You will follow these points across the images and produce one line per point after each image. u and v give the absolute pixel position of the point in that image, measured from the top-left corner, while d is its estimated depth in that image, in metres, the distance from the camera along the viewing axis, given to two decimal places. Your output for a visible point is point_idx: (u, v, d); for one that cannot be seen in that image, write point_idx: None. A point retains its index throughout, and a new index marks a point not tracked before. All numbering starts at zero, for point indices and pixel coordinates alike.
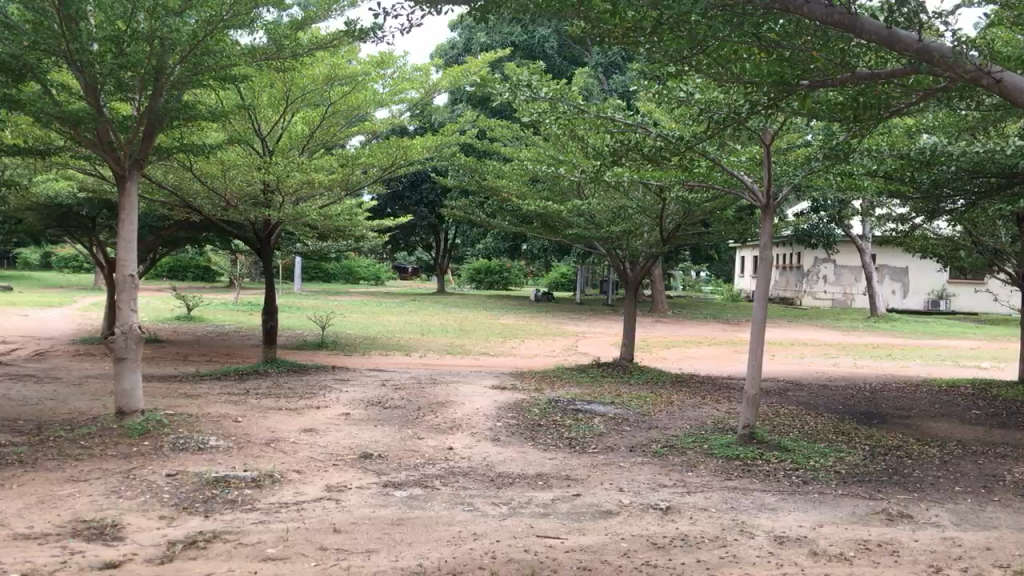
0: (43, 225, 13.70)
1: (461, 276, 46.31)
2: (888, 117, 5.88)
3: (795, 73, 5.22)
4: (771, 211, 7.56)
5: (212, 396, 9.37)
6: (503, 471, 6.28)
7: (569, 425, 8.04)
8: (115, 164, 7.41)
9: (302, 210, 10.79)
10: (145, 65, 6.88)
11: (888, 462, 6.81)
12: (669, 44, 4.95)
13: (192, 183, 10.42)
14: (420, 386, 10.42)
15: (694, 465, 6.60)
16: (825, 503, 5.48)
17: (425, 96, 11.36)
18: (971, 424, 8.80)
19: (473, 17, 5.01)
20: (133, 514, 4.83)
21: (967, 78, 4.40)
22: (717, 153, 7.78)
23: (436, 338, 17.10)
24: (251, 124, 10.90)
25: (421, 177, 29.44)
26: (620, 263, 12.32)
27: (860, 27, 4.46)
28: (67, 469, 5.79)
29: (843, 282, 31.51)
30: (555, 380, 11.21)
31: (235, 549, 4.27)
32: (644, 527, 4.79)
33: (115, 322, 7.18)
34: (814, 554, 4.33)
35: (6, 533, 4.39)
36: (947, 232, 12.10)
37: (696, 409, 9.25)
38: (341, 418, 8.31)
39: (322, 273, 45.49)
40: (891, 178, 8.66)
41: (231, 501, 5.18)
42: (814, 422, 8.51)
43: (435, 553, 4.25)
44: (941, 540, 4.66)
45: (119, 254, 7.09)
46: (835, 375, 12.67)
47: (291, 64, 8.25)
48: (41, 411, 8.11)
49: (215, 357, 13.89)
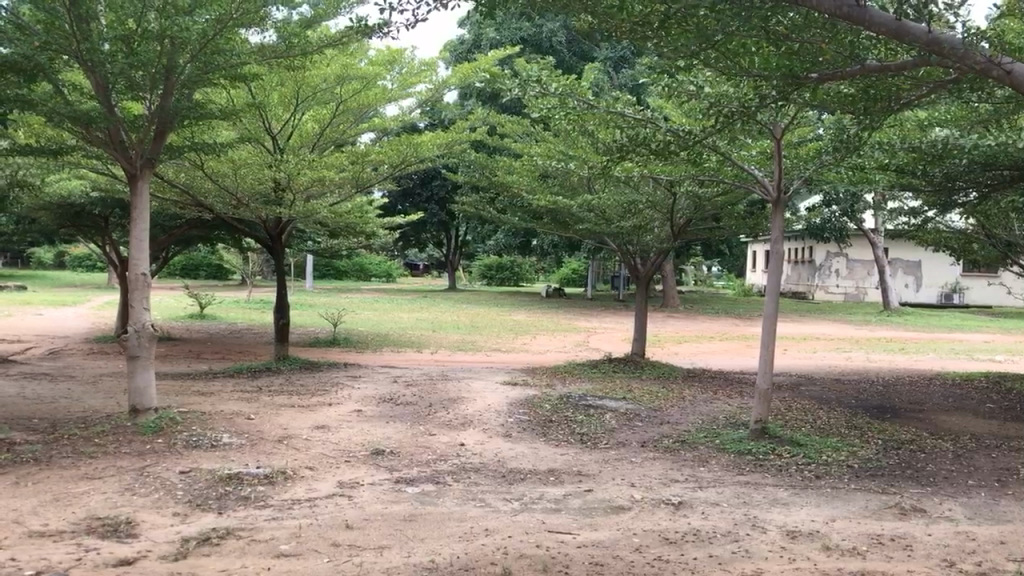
0: (57, 225, 13.84)
1: (473, 274, 45.61)
2: (900, 110, 5.74)
3: (804, 65, 5.19)
4: (782, 205, 7.54)
5: (225, 394, 9.43)
6: (514, 468, 6.29)
7: (581, 421, 8.04)
8: (127, 163, 7.46)
9: (313, 207, 10.79)
10: (156, 64, 6.98)
11: (901, 457, 6.76)
12: (677, 35, 4.94)
13: (203, 182, 10.45)
14: (432, 382, 10.44)
15: (706, 461, 6.58)
16: (838, 497, 5.46)
17: (435, 91, 11.28)
18: (986, 417, 8.72)
19: (479, 11, 4.98)
20: (147, 511, 4.87)
21: (977, 71, 4.34)
22: (729, 147, 7.76)
23: (448, 335, 17.16)
24: (262, 122, 10.93)
25: (430, 174, 29.57)
26: (631, 260, 12.22)
27: (869, 19, 4.31)
28: (81, 466, 5.87)
29: (855, 276, 31.56)
30: (566, 376, 11.23)
31: (248, 546, 4.29)
32: (655, 522, 4.79)
33: (128, 321, 7.24)
34: (827, 549, 4.32)
35: (22, 531, 4.44)
36: (961, 225, 11.83)
37: (708, 404, 9.23)
38: (354, 415, 8.35)
39: (333, 269, 45.71)
40: (904, 170, 8.55)
41: (244, 498, 5.20)
42: (826, 417, 8.45)
43: (447, 549, 4.27)
44: (956, 534, 4.63)
45: (131, 253, 7.16)
46: (847, 369, 12.64)
47: (301, 62, 8.21)
48: (57, 408, 8.22)
49: (229, 355, 13.93)
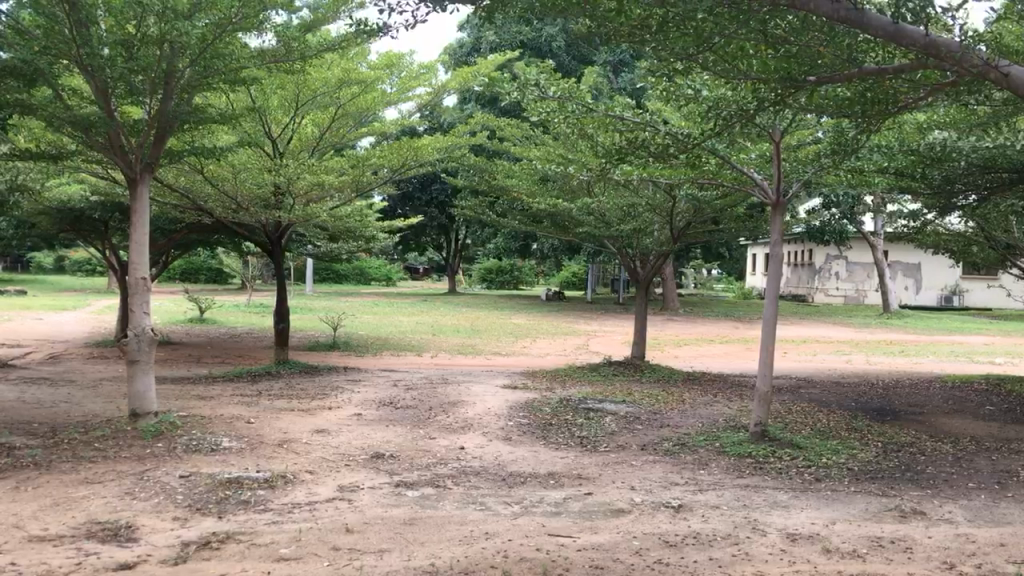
0: (57, 230, 13.82)
1: (473, 277, 45.70)
2: (896, 113, 5.78)
3: (802, 68, 5.20)
4: (782, 208, 7.58)
5: (225, 398, 9.43)
6: (514, 471, 6.28)
7: (581, 425, 8.04)
8: (127, 168, 7.50)
9: (313, 210, 10.79)
10: (155, 68, 7.03)
11: (901, 459, 6.76)
12: (675, 40, 4.99)
13: (203, 186, 10.43)
14: (432, 386, 10.43)
15: (706, 463, 6.58)
16: (839, 500, 5.46)
17: (434, 95, 11.26)
18: (986, 420, 8.73)
19: (478, 15, 4.99)
20: (148, 515, 4.88)
21: (974, 74, 4.38)
22: (727, 150, 7.79)
23: (448, 338, 17.17)
24: (261, 126, 10.93)
25: (430, 177, 29.59)
26: (631, 263, 12.26)
27: (868, 21, 4.33)
28: (82, 470, 5.87)
29: (855, 278, 31.53)
30: (566, 379, 11.23)
31: (249, 549, 4.30)
32: (655, 525, 4.79)
33: (127, 325, 7.24)
34: (827, 551, 4.32)
35: (22, 535, 4.44)
36: (959, 227, 11.81)
37: (708, 407, 9.23)
38: (353, 419, 8.34)
39: (333, 273, 45.75)
40: (903, 174, 8.59)
41: (245, 502, 5.21)
42: (825, 419, 8.46)
43: (447, 552, 4.26)
44: (956, 537, 4.63)
45: (130, 257, 7.16)
46: (847, 372, 12.65)
47: (301, 67, 8.24)
48: (57, 414, 8.19)
49: (229, 359, 13.95)
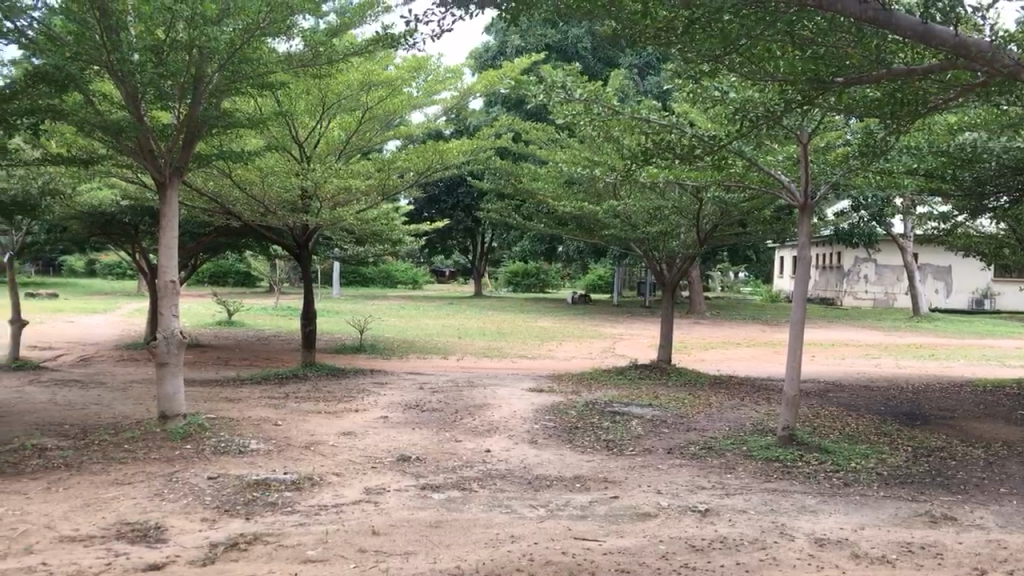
0: (87, 234, 14.01)
1: (501, 280, 45.86)
2: (925, 113, 5.72)
3: (829, 69, 5.15)
4: (810, 210, 7.54)
5: (253, 400, 9.49)
6: (541, 474, 6.28)
7: (608, 428, 8.03)
8: (156, 172, 7.56)
9: (340, 214, 10.81)
10: (184, 73, 7.09)
11: (931, 464, 6.68)
12: (701, 42, 4.97)
13: (232, 191, 10.47)
14: (457, 389, 10.45)
15: (733, 468, 6.55)
16: (868, 505, 5.41)
17: (459, 98, 11.29)
18: (1018, 425, 8.60)
19: (504, 19, 4.97)
20: (176, 516, 4.92)
21: (1006, 74, 4.34)
22: (754, 152, 7.74)
23: (473, 341, 17.19)
24: (288, 130, 10.99)
25: (456, 181, 29.72)
26: (654, 265, 12.21)
27: (897, 21, 4.28)
28: (112, 471, 5.94)
29: (885, 282, 31.20)
30: (591, 382, 11.21)
31: (275, 551, 4.32)
32: (683, 529, 4.77)
33: (157, 328, 7.31)
34: (856, 556, 4.28)
35: (53, 536, 4.49)
36: (991, 230, 11.68)
37: (735, 410, 9.19)
38: (380, 422, 8.37)
39: (360, 277, 46.03)
40: (934, 176, 8.51)
41: (272, 504, 5.24)
42: (855, 424, 8.37)
43: (473, 555, 4.27)
44: (987, 542, 4.57)
45: (160, 260, 7.23)
46: (876, 376, 12.51)
47: (326, 71, 8.27)
48: (89, 415, 8.30)
49: (255, 361, 14.05)
